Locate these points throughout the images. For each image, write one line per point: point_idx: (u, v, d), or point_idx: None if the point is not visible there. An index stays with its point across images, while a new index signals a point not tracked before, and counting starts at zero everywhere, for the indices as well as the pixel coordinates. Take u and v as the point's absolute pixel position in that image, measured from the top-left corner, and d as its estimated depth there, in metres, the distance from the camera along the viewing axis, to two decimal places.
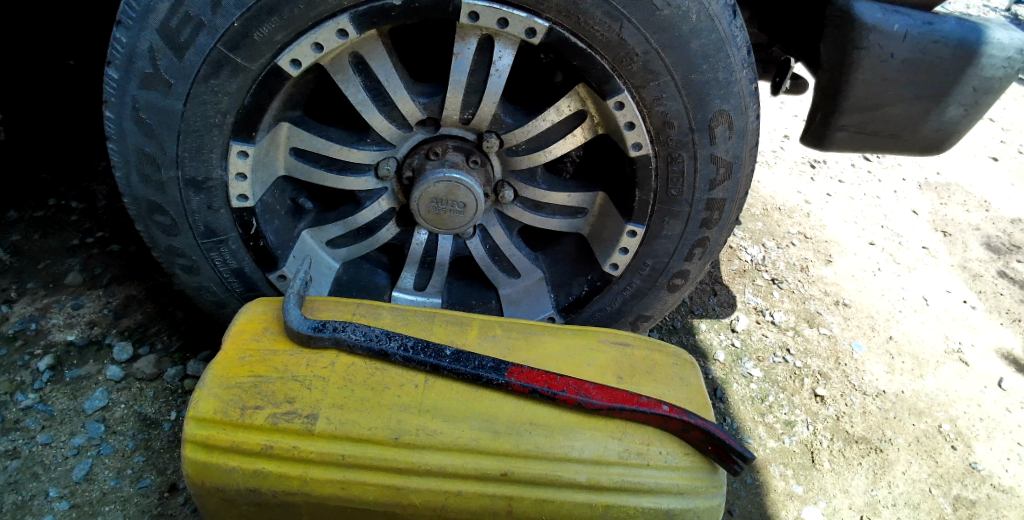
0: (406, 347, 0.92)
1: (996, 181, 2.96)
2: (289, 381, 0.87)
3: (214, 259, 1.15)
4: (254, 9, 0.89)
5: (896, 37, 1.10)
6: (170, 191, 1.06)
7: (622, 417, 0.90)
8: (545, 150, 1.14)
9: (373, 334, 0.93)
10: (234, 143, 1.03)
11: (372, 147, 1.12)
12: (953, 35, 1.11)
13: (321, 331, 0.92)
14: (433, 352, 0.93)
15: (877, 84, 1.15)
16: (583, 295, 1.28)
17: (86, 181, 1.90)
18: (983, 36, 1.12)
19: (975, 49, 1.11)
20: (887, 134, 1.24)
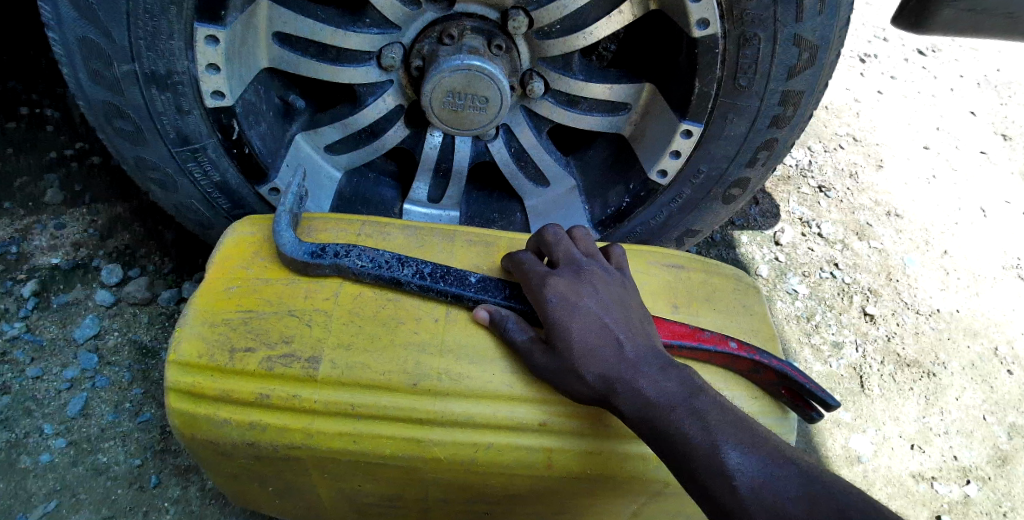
0: (423, 274, 0.78)
1: None
2: (285, 317, 0.74)
3: (193, 172, 0.98)
4: None
5: None
6: (129, 90, 0.86)
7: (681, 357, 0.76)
8: (583, 31, 0.91)
9: (382, 261, 0.78)
10: (199, 27, 0.81)
11: (372, 30, 0.91)
12: None
13: (319, 257, 0.77)
14: (455, 280, 0.78)
15: None
16: (622, 209, 1.10)
17: (57, 86, 1.68)
18: None
19: None
20: (1003, 13, 0.96)
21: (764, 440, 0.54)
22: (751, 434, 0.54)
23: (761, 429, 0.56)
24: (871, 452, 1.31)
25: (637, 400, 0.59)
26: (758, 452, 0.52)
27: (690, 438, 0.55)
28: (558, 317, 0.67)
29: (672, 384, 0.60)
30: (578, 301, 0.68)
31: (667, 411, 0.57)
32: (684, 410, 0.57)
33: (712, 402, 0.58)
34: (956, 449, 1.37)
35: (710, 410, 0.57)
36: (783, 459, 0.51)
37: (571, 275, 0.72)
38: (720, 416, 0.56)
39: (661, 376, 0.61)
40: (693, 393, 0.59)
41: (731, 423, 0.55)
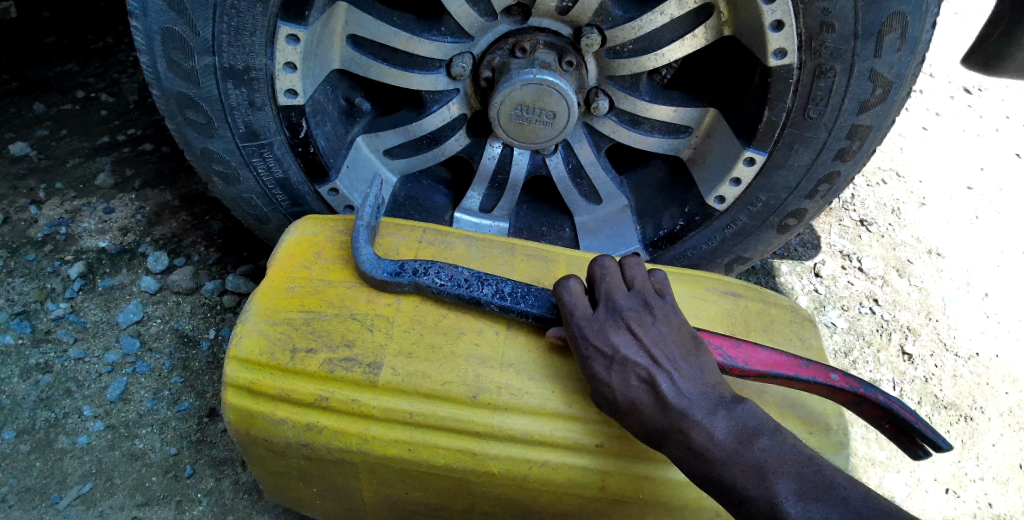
0: (503, 294, 0.75)
1: None
2: (347, 320, 0.74)
3: (256, 167, 1.00)
4: None
5: None
6: (205, 82, 0.88)
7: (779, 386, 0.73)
8: (655, 53, 0.91)
9: (461, 279, 0.76)
10: (282, 25, 0.83)
11: (446, 39, 0.91)
12: None
13: (399, 276, 0.76)
14: (536, 299, 0.76)
15: None
16: (675, 231, 1.09)
17: (114, 70, 1.72)
18: None
19: None
20: None
21: (827, 488, 0.52)
22: (815, 485, 0.52)
23: (823, 469, 0.54)
24: (906, 493, 1.28)
25: (689, 455, 0.58)
26: (823, 507, 0.50)
27: (748, 493, 0.53)
28: (599, 371, 0.64)
29: (725, 432, 0.57)
30: (618, 351, 0.63)
31: (721, 465, 0.55)
32: (739, 462, 0.55)
33: (770, 447, 0.55)
34: (992, 498, 1.32)
35: (768, 460, 0.54)
36: (854, 517, 0.49)
37: (610, 315, 0.67)
38: (777, 464, 0.53)
39: (712, 422, 0.58)
40: (748, 440, 0.56)
41: (789, 473, 0.53)
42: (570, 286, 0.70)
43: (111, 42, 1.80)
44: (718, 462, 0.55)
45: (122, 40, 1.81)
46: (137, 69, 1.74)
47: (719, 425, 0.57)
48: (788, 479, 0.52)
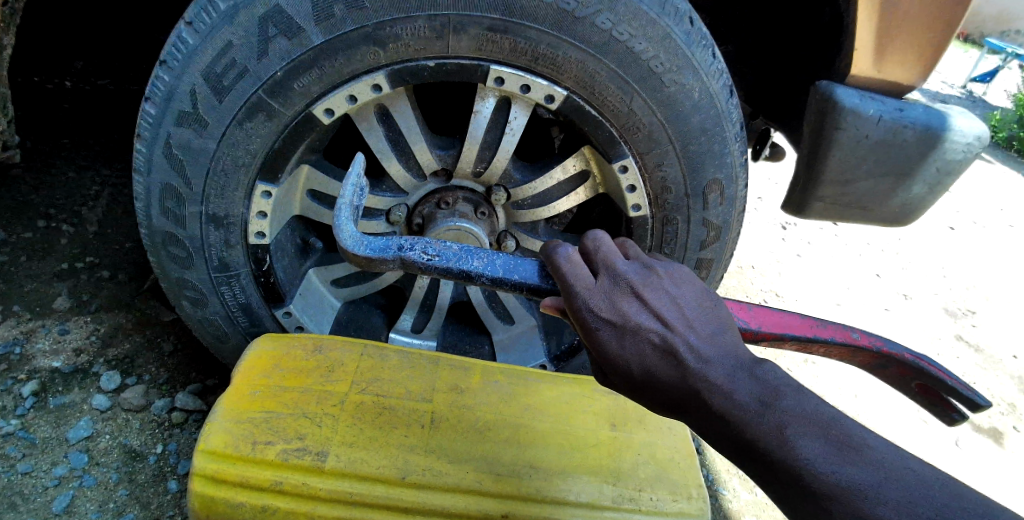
0: (500, 267, 0.76)
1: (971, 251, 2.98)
2: (300, 417, 0.90)
3: (224, 293, 1.24)
4: (299, 62, 1.00)
5: (870, 120, 1.19)
6: (191, 224, 1.15)
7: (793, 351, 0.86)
8: (548, 205, 1.22)
9: (452, 253, 0.76)
10: (259, 183, 1.12)
11: (386, 194, 1.19)
12: (920, 121, 1.20)
13: (385, 252, 0.74)
14: (529, 270, 0.77)
15: (858, 156, 1.22)
16: (574, 345, 1.36)
17: (76, 203, 1.86)
18: (945, 123, 1.21)
19: (937, 136, 1.21)
20: (856, 206, 1.32)
21: (858, 447, 0.52)
22: (844, 442, 0.52)
23: (850, 425, 0.54)
24: None
25: (710, 423, 0.59)
26: (853, 463, 0.51)
27: (772, 456, 0.54)
28: (612, 341, 0.64)
29: (747, 392, 0.57)
30: (629, 321, 0.64)
31: (746, 430, 0.56)
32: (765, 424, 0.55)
33: (794, 407, 0.55)
34: None
35: (795, 423, 0.54)
36: (887, 476, 0.50)
37: (617, 285, 0.67)
38: (800, 422, 0.54)
39: (733, 383, 0.58)
40: (772, 401, 0.56)
41: (815, 431, 0.53)
42: (573, 260, 0.70)
43: (74, 175, 1.96)
44: (743, 426, 0.56)
45: (88, 177, 1.97)
46: (98, 202, 1.89)
47: (740, 385, 0.58)
48: (810, 435, 0.53)
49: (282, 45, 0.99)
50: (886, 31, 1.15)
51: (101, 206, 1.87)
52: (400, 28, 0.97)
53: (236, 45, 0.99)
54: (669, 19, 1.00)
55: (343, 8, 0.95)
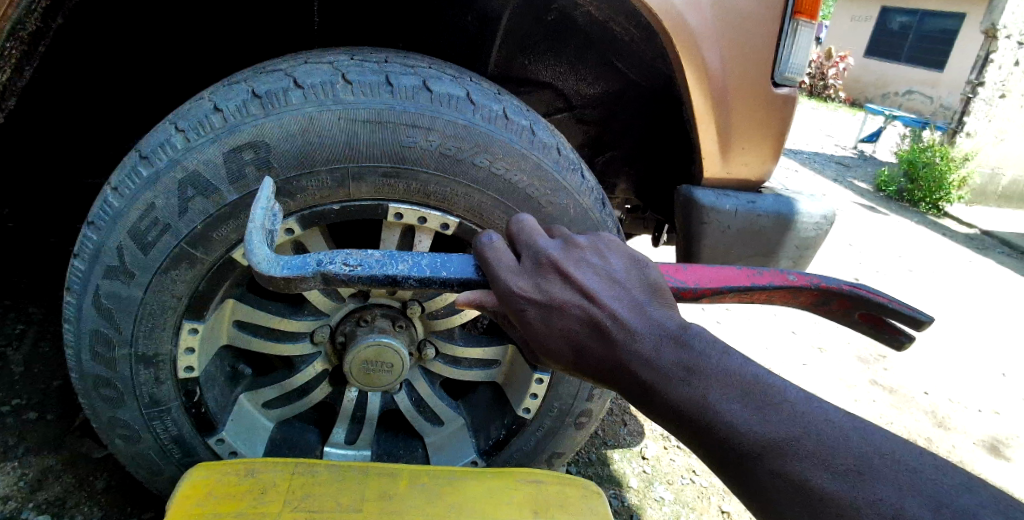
0: (421, 267, 0.80)
1: None
2: None
3: (156, 427, 1.29)
4: (216, 215, 1.12)
5: (729, 213, 1.36)
6: (121, 365, 1.22)
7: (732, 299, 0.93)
8: (461, 313, 1.34)
9: (376, 260, 0.80)
10: (186, 321, 1.21)
11: (307, 316, 1.31)
12: (772, 210, 1.39)
13: (303, 271, 0.75)
14: (455, 267, 0.82)
15: (726, 241, 1.38)
16: (501, 438, 1.44)
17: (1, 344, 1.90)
18: (793, 209, 1.41)
19: (790, 220, 1.40)
20: None
21: (770, 401, 0.62)
22: (754, 396, 0.63)
23: (767, 382, 0.64)
24: None
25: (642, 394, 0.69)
26: (763, 413, 0.61)
27: (694, 418, 0.64)
28: (539, 319, 0.75)
29: (671, 356, 0.67)
30: (554, 301, 0.74)
31: (674, 398, 0.66)
32: (694, 392, 0.65)
33: (714, 372, 0.65)
34: None
35: (710, 385, 0.64)
36: (799, 427, 0.60)
37: (545, 271, 0.76)
38: (719, 386, 0.64)
39: (655, 350, 0.68)
40: (692, 367, 0.66)
41: (734, 392, 0.64)
42: (496, 251, 0.80)
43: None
44: (671, 394, 0.66)
45: (13, 317, 2.02)
46: (23, 341, 1.94)
47: (666, 354, 0.68)
48: (734, 397, 0.63)
49: (201, 203, 1.11)
50: (725, 138, 1.36)
51: (23, 349, 1.91)
52: (305, 181, 1.11)
53: (159, 206, 1.12)
54: (537, 153, 1.18)
55: (254, 168, 1.10)
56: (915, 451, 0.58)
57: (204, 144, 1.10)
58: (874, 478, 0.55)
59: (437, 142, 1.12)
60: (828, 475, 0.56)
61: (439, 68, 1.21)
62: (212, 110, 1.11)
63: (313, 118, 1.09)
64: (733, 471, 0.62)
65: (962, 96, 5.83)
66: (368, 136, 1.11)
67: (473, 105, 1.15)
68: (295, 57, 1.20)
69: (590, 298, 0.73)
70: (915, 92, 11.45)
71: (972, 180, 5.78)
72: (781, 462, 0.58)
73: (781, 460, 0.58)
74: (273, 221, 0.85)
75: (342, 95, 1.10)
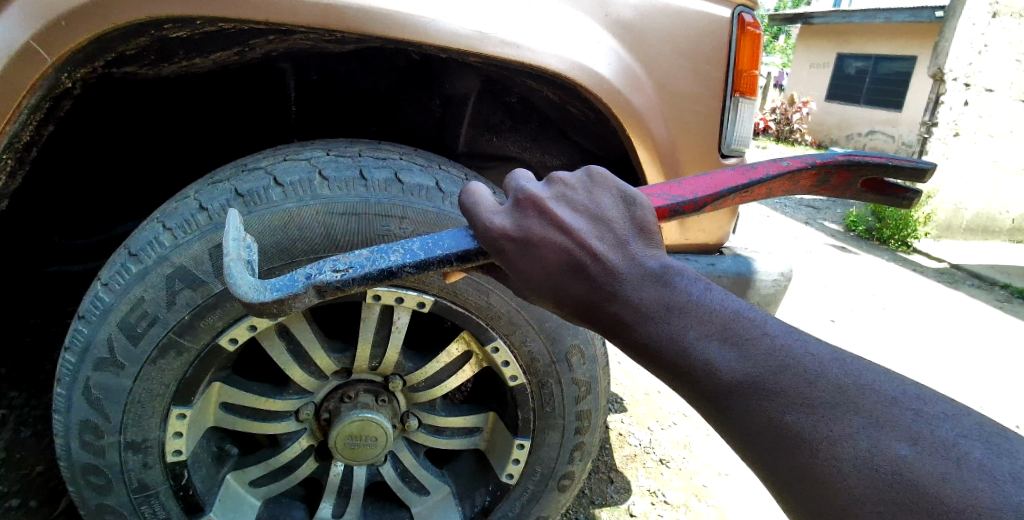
0: (415, 253, 0.81)
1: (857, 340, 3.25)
2: None
3: (143, 512, 1.30)
4: (203, 305, 1.19)
5: None
6: (110, 453, 1.25)
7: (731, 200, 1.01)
8: (441, 384, 1.39)
9: (364, 260, 0.81)
10: (173, 407, 1.25)
11: (293, 396, 1.35)
12: (730, 270, 1.49)
13: (293, 289, 0.77)
14: (450, 240, 0.82)
15: None
16: (486, 505, 1.46)
17: None
18: (751, 268, 1.51)
19: (749, 279, 1.50)
20: None
21: (748, 338, 0.66)
22: (733, 333, 0.66)
23: (746, 320, 0.68)
24: None
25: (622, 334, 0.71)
26: (740, 349, 0.65)
27: (670, 352, 0.68)
28: (520, 256, 0.75)
29: (652, 294, 0.70)
30: (537, 239, 0.74)
31: (658, 340, 0.68)
32: (681, 334, 0.67)
33: (694, 310, 0.68)
34: None
35: (690, 323, 0.67)
36: (775, 363, 0.64)
37: (530, 209, 0.76)
38: (700, 326, 0.67)
39: (637, 288, 0.70)
40: (674, 305, 0.68)
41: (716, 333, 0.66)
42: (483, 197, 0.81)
43: None
44: (656, 337, 0.68)
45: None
46: (4, 426, 1.95)
47: (648, 293, 0.70)
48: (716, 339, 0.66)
49: (187, 295, 1.19)
50: None
51: (6, 434, 1.91)
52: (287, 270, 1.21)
53: (148, 299, 1.19)
54: None
55: None
56: (894, 382, 0.63)
57: (191, 241, 1.19)
58: (848, 415, 0.59)
59: (410, 229, 1.24)
60: (804, 416, 0.61)
61: (409, 157, 1.33)
62: (197, 209, 1.20)
63: (293, 213, 1.19)
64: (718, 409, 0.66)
65: (918, 137, 6.15)
66: (346, 226, 1.22)
67: (442, 192, 1.26)
68: (274, 154, 1.31)
69: (577, 239, 0.73)
70: (879, 130, 11.99)
71: (936, 215, 6.01)
72: (757, 400, 0.63)
73: (762, 404, 0.62)
74: (248, 251, 0.84)
75: (319, 191, 1.20)
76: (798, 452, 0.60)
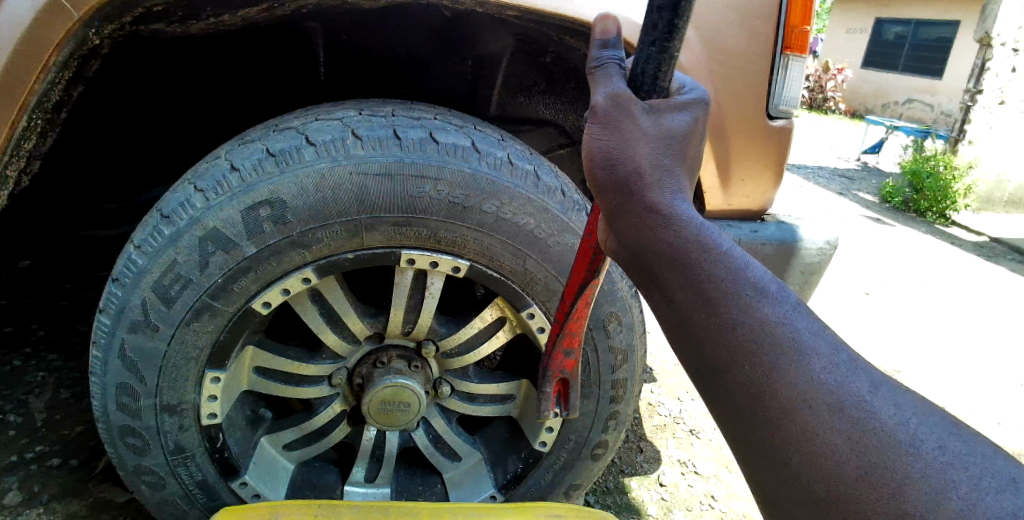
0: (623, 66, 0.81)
1: (891, 315, 3.16)
2: None
3: (180, 473, 1.32)
4: (236, 269, 1.17)
5: (733, 243, 1.41)
6: (146, 415, 1.25)
7: (582, 320, 1.14)
8: (474, 350, 1.36)
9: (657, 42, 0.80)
10: (208, 370, 1.24)
11: (326, 360, 1.34)
12: (774, 237, 1.44)
13: None
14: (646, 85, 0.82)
15: None
16: (519, 472, 1.45)
17: (23, 391, 1.96)
18: (796, 236, 1.46)
19: (793, 247, 1.45)
20: None
21: None
22: None
23: None
24: None
25: (656, 273, 0.69)
26: None
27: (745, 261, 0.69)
28: (679, 112, 0.78)
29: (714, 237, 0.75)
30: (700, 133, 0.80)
31: (690, 293, 0.65)
32: (715, 297, 0.64)
33: None
34: None
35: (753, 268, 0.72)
36: None
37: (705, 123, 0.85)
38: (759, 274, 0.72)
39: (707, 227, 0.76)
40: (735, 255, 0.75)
41: (753, 301, 0.62)
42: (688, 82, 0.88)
43: (19, 363, 2.07)
44: (690, 292, 0.65)
45: (35, 364, 2.07)
46: (43, 388, 1.99)
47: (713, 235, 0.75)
48: (749, 310, 0.62)
49: (220, 258, 1.17)
50: (723, 173, 1.43)
51: (43, 396, 1.96)
52: (320, 232, 1.18)
53: (181, 262, 1.17)
54: (542, 196, 1.26)
55: (270, 223, 1.16)
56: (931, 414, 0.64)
57: (223, 202, 1.16)
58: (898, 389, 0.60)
59: (445, 192, 1.20)
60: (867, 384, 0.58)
61: (443, 117, 1.31)
62: (229, 170, 1.18)
63: (327, 173, 1.17)
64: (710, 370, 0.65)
65: (962, 104, 5.89)
66: (379, 188, 1.18)
67: (478, 153, 1.24)
68: (305, 113, 1.30)
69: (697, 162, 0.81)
70: (914, 100, 11.54)
71: (977, 187, 5.79)
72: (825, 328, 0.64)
73: (798, 360, 0.59)
74: None
75: (353, 150, 1.19)
76: (860, 377, 0.59)
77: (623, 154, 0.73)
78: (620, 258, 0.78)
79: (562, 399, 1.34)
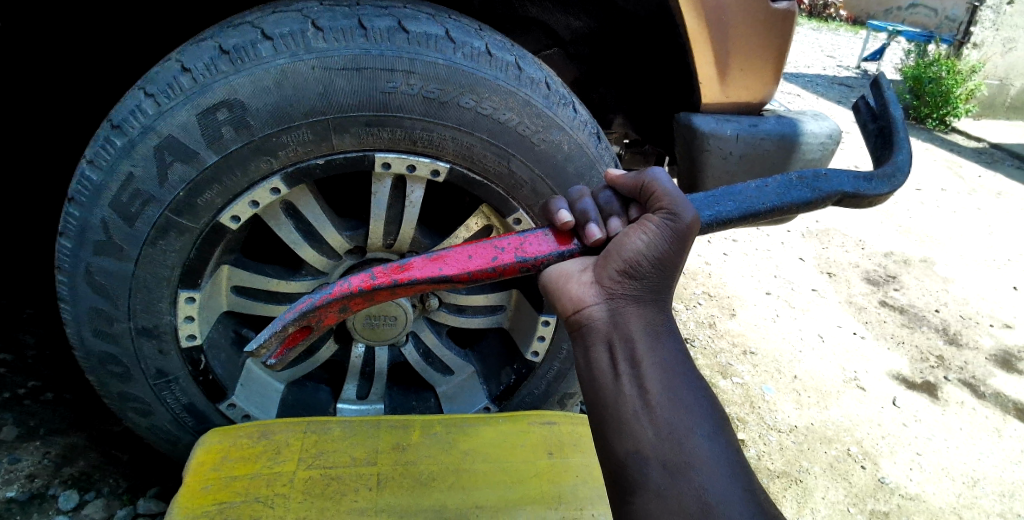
0: (830, 184, 0.85)
1: (887, 223, 3.14)
2: (252, 502, 1.09)
3: (167, 398, 1.29)
4: (197, 181, 1.09)
5: (730, 139, 1.34)
6: (123, 340, 1.21)
7: (395, 297, 0.81)
8: None
9: (835, 175, 0.87)
10: (181, 291, 1.18)
11: (307, 277, 1.28)
12: (774, 132, 1.36)
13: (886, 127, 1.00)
14: (825, 182, 0.85)
15: (731, 165, 1.36)
16: (511, 383, 1.44)
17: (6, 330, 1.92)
18: (797, 130, 1.38)
19: (794, 141, 1.37)
20: None
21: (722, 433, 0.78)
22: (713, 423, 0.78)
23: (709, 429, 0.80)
24: None
25: (644, 376, 0.73)
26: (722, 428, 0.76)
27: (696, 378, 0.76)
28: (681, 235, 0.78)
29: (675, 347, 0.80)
30: None
31: (672, 400, 0.71)
32: (696, 412, 0.71)
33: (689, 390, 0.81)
34: None
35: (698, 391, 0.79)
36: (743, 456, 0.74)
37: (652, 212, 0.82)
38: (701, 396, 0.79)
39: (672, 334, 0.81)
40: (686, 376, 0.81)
41: (714, 421, 0.72)
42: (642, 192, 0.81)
43: None
44: (674, 400, 0.71)
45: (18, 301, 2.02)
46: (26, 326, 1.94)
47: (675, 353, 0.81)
48: (715, 429, 0.71)
49: (180, 169, 1.08)
50: (722, 62, 1.33)
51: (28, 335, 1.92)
52: (285, 137, 1.09)
53: (138, 175, 1.09)
54: (525, 88, 1.17)
55: (230, 128, 1.07)
56: None
57: (176, 107, 1.06)
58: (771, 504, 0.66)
59: (419, 85, 1.11)
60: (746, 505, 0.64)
61: (414, 6, 1.19)
62: (179, 71, 1.07)
63: (286, 69, 1.07)
64: (659, 461, 0.68)
65: (970, 4, 5.63)
66: (345, 84, 1.09)
67: (452, 42, 1.13)
68: (258, 7, 1.17)
69: None
70: (919, 5, 11.07)
71: (980, 93, 5.64)
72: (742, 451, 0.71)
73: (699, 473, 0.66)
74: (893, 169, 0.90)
75: (314, 43, 1.08)
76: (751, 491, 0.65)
77: (670, 265, 0.75)
78: (592, 325, 0.78)
79: (286, 345, 0.83)
